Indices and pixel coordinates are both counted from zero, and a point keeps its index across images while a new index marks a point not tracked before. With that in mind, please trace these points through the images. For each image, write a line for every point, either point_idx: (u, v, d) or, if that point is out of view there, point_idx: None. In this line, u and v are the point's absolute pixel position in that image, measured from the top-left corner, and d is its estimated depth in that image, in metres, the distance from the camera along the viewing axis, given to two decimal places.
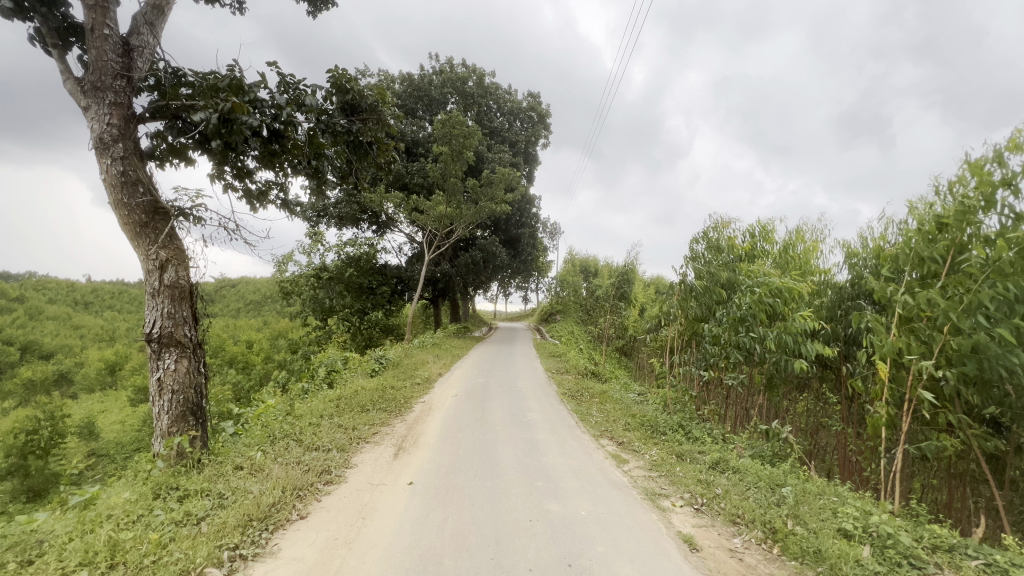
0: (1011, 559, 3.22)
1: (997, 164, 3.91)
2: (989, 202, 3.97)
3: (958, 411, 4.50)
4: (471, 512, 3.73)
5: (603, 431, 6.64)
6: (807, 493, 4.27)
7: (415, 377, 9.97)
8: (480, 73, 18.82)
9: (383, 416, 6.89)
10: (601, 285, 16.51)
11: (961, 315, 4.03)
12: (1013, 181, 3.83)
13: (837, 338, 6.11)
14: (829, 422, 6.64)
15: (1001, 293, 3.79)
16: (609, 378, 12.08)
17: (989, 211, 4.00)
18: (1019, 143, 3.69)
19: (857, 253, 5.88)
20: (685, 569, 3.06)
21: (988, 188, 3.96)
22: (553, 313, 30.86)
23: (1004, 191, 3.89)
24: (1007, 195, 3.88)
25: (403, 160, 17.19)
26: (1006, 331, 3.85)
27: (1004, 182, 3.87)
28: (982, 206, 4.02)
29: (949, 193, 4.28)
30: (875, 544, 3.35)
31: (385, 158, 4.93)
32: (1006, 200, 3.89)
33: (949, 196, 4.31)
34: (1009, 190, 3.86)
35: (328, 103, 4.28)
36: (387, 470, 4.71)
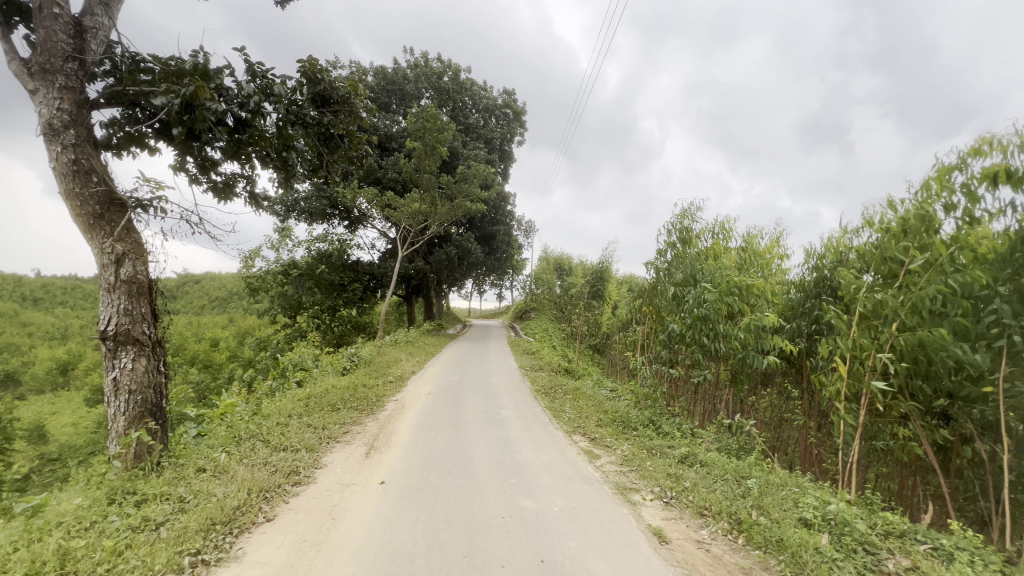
0: (957, 543, 3.42)
1: (957, 170, 4.11)
2: (949, 207, 4.18)
3: (909, 403, 4.77)
4: (444, 510, 3.71)
5: (575, 427, 6.70)
6: (770, 484, 4.42)
7: (388, 375, 9.83)
8: (455, 69, 18.71)
9: (355, 414, 6.77)
10: (576, 283, 16.66)
11: (910, 313, 4.27)
12: (971, 187, 4.05)
13: (801, 334, 6.33)
14: (792, 416, 6.90)
15: (948, 291, 4.03)
16: (581, 375, 12.24)
17: (948, 215, 4.21)
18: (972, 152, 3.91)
19: (819, 253, 6.11)
20: (654, 561, 3.13)
21: (947, 192, 4.18)
22: (527, 311, 30.93)
23: (961, 196, 4.11)
24: (965, 200, 4.09)
25: (375, 154, 16.89)
26: (951, 327, 4.09)
27: (960, 188, 4.10)
28: (940, 210, 4.24)
29: (913, 197, 4.49)
30: (833, 532, 3.50)
31: (358, 151, 4.81)
32: (965, 204, 4.11)
33: (914, 199, 4.52)
34: (968, 195, 4.08)
35: (298, 93, 4.13)
36: (358, 470, 4.63)
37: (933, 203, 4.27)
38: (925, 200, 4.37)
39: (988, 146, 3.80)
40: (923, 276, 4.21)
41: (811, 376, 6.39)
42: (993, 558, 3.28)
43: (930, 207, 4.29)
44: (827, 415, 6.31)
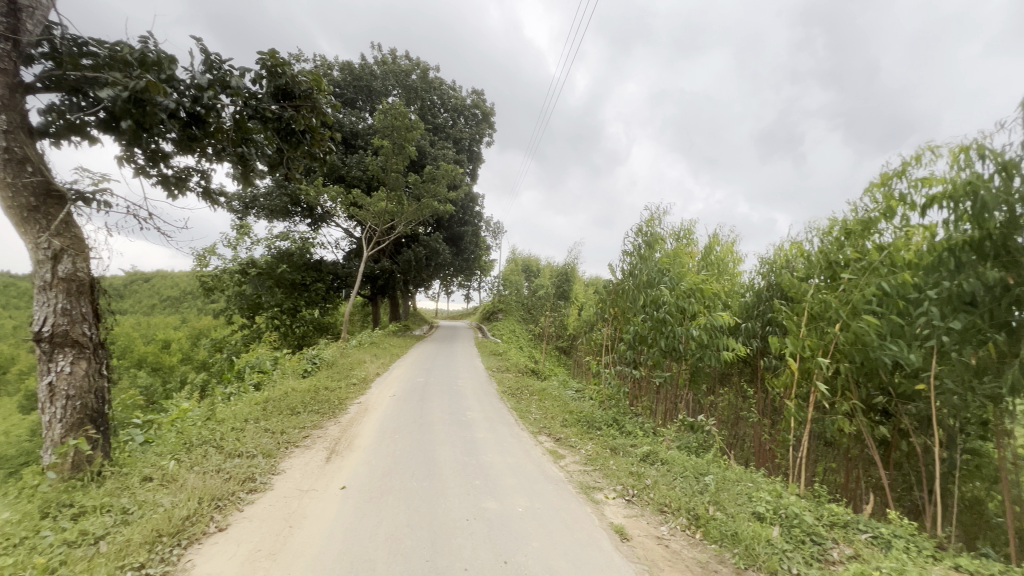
0: (894, 531, 3.65)
1: (895, 179, 4.42)
2: (887, 213, 4.47)
3: (852, 399, 5.07)
4: (407, 514, 3.66)
5: (541, 428, 6.74)
6: (726, 480, 4.59)
7: (351, 377, 9.62)
8: (423, 67, 18.52)
9: (315, 418, 6.57)
10: (543, 285, 16.76)
11: (851, 315, 4.56)
12: (907, 195, 4.35)
13: (756, 335, 6.61)
14: (747, 414, 7.19)
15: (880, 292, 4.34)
16: (548, 376, 12.31)
17: (886, 221, 4.50)
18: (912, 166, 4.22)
19: (772, 258, 6.41)
20: (615, 559, 3.18)
21: (887, 200, 4.47)
22: (493, 311, 30.91)
23: (900, 206, 4.41)
24: (901, 208, 4.40)
25: (340, 151, 16.50)
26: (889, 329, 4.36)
27: (899, 197, 4.41)
28: (879, 216, 4.54)
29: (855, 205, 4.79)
30: (784, 524, 3.66)
31: (321, 148, 4.62)
32: (901, 212, 4.40)
33: (855, 206, 4.82)
34: (905, 203, 4.38)
35: (257, 86, 3.95)
36: (318, 476, 4.49)
37: (873, 211, 4.57)
38: (867, 207, 4.67)
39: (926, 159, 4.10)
40: (864, 279, 4.50)
41: (764, 375, 6.68)
42: (926, 544, 3.52)
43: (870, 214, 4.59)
44: (779, 412, 6.62)
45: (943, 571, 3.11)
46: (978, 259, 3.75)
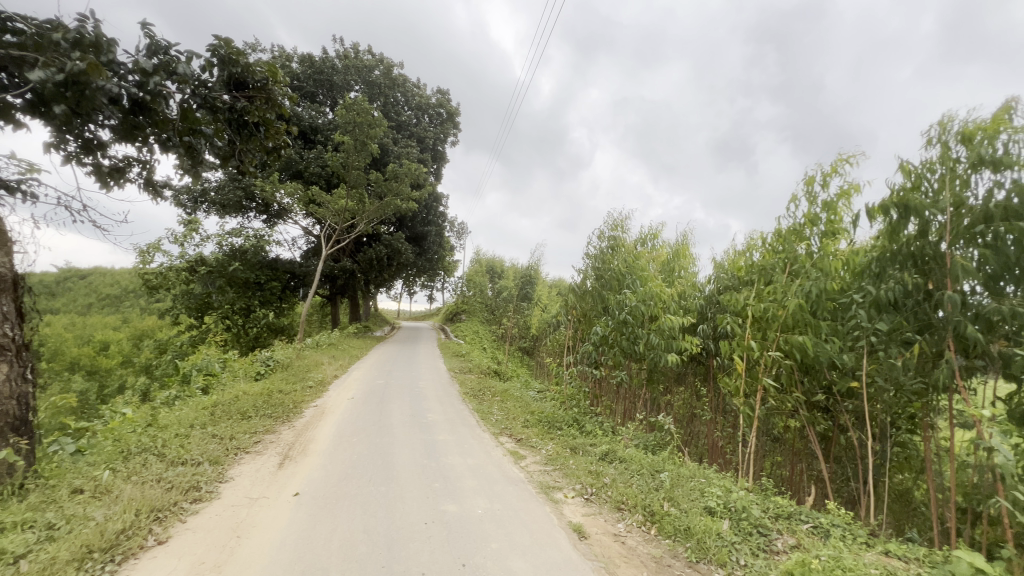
0: (832, 521, 3.88)
1: (822, 188, 4.77)
2: (815, 220, 4.85)
3: (795, 396, 5.37)
4: (363, 520, 3.57)
5: (502, 429, 6.75)
6: (680, 476, 4.74)
7: (307, 379, 9.29)
8: (387, 63, 18.20)
9: (267, 423, 6.30)
10: (507, 286, 16.75)
11: (791, 317, 4.84)
12: (832, 203, 4.72)
13: (710, 336, 6.87)
14: (701, 412, 7.45)
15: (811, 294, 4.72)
16: (510, 377, 12.31)
17: (814, 227, 4.88)
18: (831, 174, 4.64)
19: (725, 261, 6.69)
20: (572, 557, 3.23)
21: (813, 207, 4.84)
22: (457, 313, 30.64)
23: (824, 211, 4.79)
24: (826, 215, 4.79)
25: (298, 146, 15.96)
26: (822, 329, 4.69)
27: (824, 203, 4.78)
28: (809, 222, 4.90)
29: (787, 211, 5.14)
30: (733, 517, 3.82)
31: (276, 141, 4.37)
32: (829, 219, 4.77)
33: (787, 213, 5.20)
34: (830, 210, 4.76)
35: (206, 74, 3.67)
36: (269, 483, 4.31)
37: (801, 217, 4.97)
38: (798, 214, 5.03)
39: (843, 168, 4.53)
40: (800, 282, 4.82)
41: (717, 374, 6.96)
42: (860, 532, 3.76)
43: (802, 220, 4.95)
44: (730, 410, 6.91)
45: (876, 557, 3.32)
46: (901, 265, 4.08)
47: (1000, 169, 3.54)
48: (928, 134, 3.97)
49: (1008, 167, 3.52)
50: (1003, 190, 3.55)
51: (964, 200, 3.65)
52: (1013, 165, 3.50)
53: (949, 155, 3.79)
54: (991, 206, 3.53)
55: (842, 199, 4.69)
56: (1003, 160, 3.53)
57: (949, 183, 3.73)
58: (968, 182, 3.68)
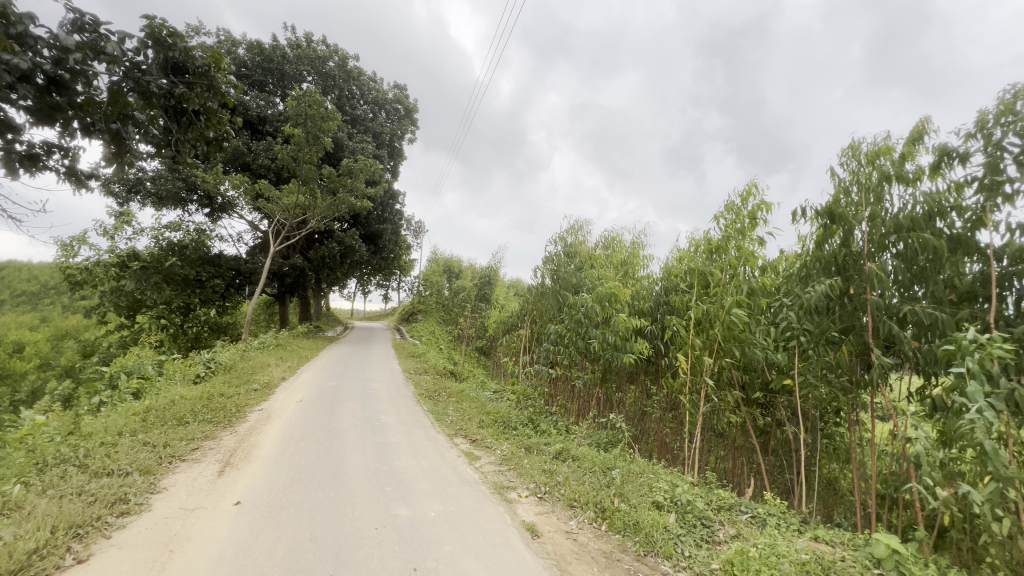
0: (769, 511, 4.12)
1: (742, 205, 5.24)
2: (741, 231, 5.21)
3: (735, 393, 5.66)
4: (309, 528, 3.43)
5: (457, 429, 6.71)
6: (631, 472, 4.88)
7: (251, 382, 8.84)
8: (342, 55, 17.65)
9: (207, 429, 5.94)
10: (465, 287, 16.61)
11: (728, 317, 5.14)
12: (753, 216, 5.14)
13: (659, 335, 7.12)
14: (651, 409, 7.72)
15: (744, 295, 5.03)
16: (466, 377, 12.23)
17: (740, 239, 5.24)
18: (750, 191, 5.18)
19: (672, 264, 6.97)
20: (525, 556, 3.24)
21: (738, 220, 5.22)
22: (413, 313, 30.11)
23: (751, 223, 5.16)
24: (751, 226, 5.17)
25: (244, 137, 15.18)
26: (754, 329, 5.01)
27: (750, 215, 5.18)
28: (737, 233, 5.25)
29: (714, 226, 5.49)
30: (679, 510, 3.97)
31: (219, 132, 3.83)
32: (752, 230, 5.16)
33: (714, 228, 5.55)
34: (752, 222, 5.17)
35: (140, 56, 3.12)
36: (208, 492, 4.07)
37: (730, 228, 5.30)
38: (725, 227, 5.37)
39: (758, 185, 5.10)
40: (735, 284, 5.14)
41: (665, 372, 7.24)
42: (793, 520, 4.02)
43: (729, 232, 5.30)
44: (677, 407, 7.21)
45: (806, 542, 3.55)
46: (828, 271, 4.41)
47: (908, 184, 3.91)
48: (845, 151, 4.32)
49: (914, 183, 3.90)
50: (912, 203, 3.91)
51: (880, 212, 4.00)
52: (918, 181, 3.88)
53: (863, 170, 4.15)
54: (902, 218, 3.89)
55: (761, 215, 5.17)
56: (909, 176, 3.91)
57: (866, 196, 4.08)
58: (882, 194, 4.04)
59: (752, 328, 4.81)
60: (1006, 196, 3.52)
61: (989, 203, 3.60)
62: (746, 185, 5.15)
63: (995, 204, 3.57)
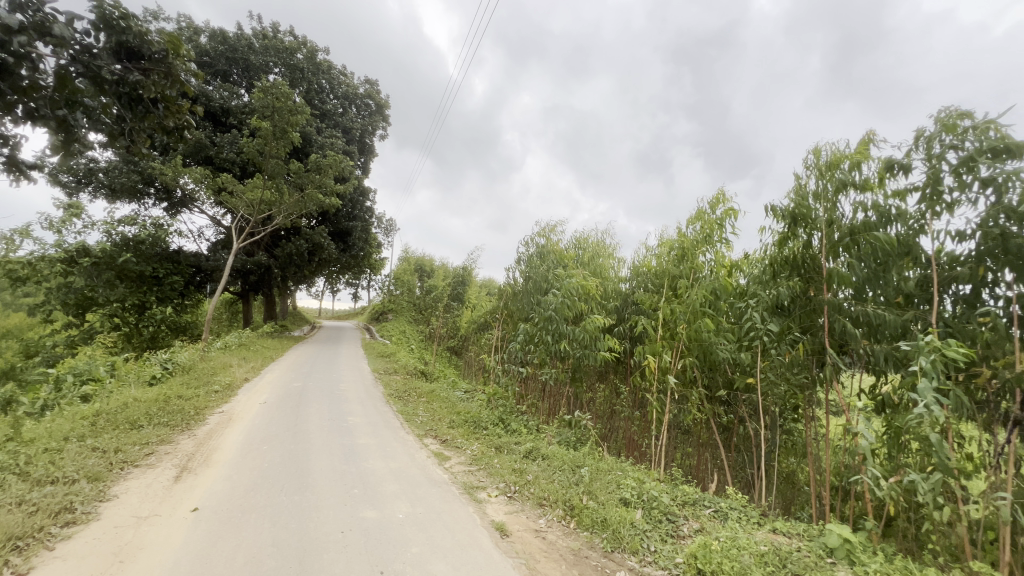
0: (730, 505, 4.26)
1: (710, 211, 5.43)
2: (708, 237, 5.39)
3: (700, 391, 5.83)
4: (271, 533, 3.33)
5: (427, 430, 6.64)
6: (600, 470, 4.96)
7: (212, 383, 8.50)
8: (311, 47, 17.19)
9: (163, 432, 5.67)
10: (437, 286, 16.46)
11: (694, 319, 5.31)
12: (720, 221, 5.34)
13: (627, 335, 7.24)
14: (620, 408, 7.86)
15: (710, 296, 5.20)
16: (437, 377, 12.13)
17: (708, 245, 5.42)
18: (716, 200, 5.38)
19: (641, 265, 7.13)
20: (494, 556, 3.24)
21: (706, 225, 5.40)
22: (383, 312, 29.63)
23: (718, 229, 5.36)
24: (719, 232, 5.36)
25: (206, 128, 14.59)
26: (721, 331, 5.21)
27: (717, 221, 5.37)
28: (706, 238, 5.42)
29: (683, 231, 5.65)
30: (645, 506, 4.06)
31: (178, 121, 3.63)
32: (719, 235, 5.36)
33: (682, 232, 5.71)
34: (719, 228, 5.37)
35: (90, 38, 2.94)
36: (163, 498, 3.89)
37: (700, 233, 5.46)
38: (693, 232, 5.53)
39: (727, 194, 5.31)
40: (701, 287, 5.30)
41: (634, 371, 7.39)
42: (753, 513, 4.17)
43: (699, 237, 5.44)
44: (644, 404, 7.37)
45: (765, 534, 3.69)
46: (787, 273, 4.60)
47: (860, 191, 4.11)
48: (805, 160, 4.50)
49: (866, 191, 4.10)
50: (864, 210, 4.12)
51: (835, 218, 4.20)
52: (870, 189, 4.09)
53: (821, 178, 4.34)
54: (856, 223, 4.10)
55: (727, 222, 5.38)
56: (861, 184, 4.11)
57: (823, 203, 4.27)
58: (838, 201, 4.23)
59: (719, 331, 4.98)
60: (945, 205, 3.75)
61: (930, 212, 3.83)
62: (715, 194, 5.34)
63: (935, 212, 3.80)
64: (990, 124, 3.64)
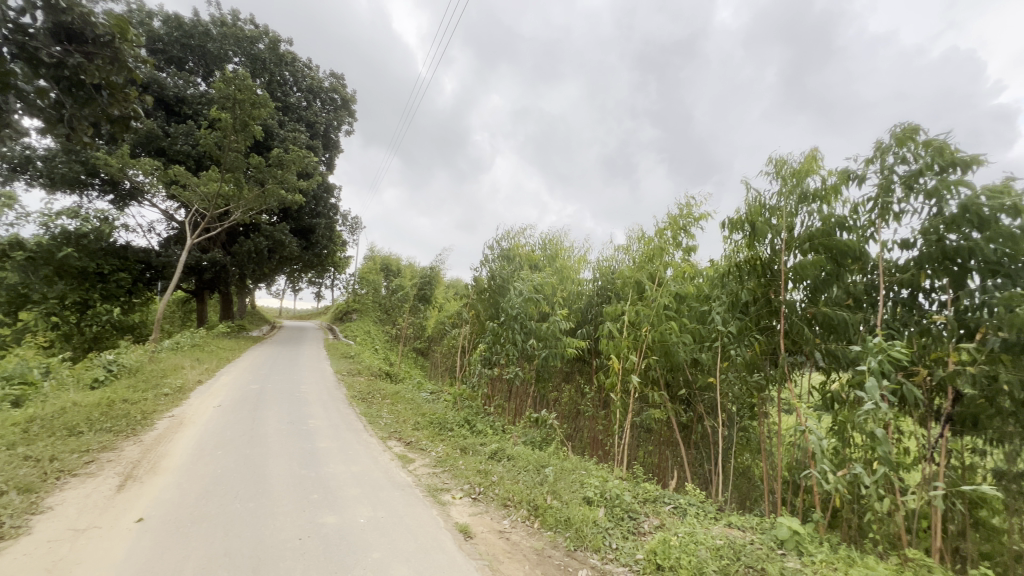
0: (689, 501, 4.39)
1: (674, 216, 5.59)
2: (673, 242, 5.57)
3: (661, 390, 5.99)
4: (224, 542, 3.20)
5: (391, 432, 6.51)
6: (564, 469, 5.00)
7: (161, 385, 8.07)
8: (274, 37, 16.57)
9: (106, 439, 5.33)
10: (403, 286, 16.21)
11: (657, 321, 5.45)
12: (684, 226, 5.52)
13: (592, 336, 7.34)
14: (584, 407, 7.96)
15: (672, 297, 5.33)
16: (401, 378, 11.95)
17: (672, 250, 5.60)
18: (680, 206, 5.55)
19: (607, 268, 7.27)
20: (456, 558, 3.21)
21: (670, 230, 5.55)
22: (347, 312, 28.96)
23: (684, 233, 5.53)
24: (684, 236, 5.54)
25: (159, 118, 13.85)
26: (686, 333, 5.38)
27: (681, 226, 5.54)
28: (670, 242, 5.59)
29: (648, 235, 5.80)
30: (607, 504, 4.12)
31: (126, 109, 3.42)
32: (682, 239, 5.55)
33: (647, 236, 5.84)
34: (683, 231, 5.55)
35: (25, 17, 2.73)
36: (104, 509, 3.66)
37: (665, 238, 5.62)
38: (658, 237, 5.67)
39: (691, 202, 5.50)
40: (663, 289, 5.44)
41: (598, 372, 7.51)
42: (710, 508, 4.31)
43: (663, 241, 5.60)
44: (608, 404, 7.50)
45: (721, 528, 3.82)
46: (746, 278, 4.77)
47: (816, 200, 4.32)
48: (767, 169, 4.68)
49: (821, 199, 4.32)
50: (818, 217, 4.33)
51: (793, 224, 4.40)
52: (826, 198, 4.30)
53: (779, 188, 4.53)
54: (812, 230, 4.30)
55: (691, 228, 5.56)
56: (817, 193, 4.32)
57: (783, 211, 4.46)
58: (797, 209, 4.43)
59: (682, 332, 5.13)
60: (893, 215, 4.00)
61: (880, 220, 4.07)
62: (680, 201, 5.51)
63: (885, 221, 4.04)
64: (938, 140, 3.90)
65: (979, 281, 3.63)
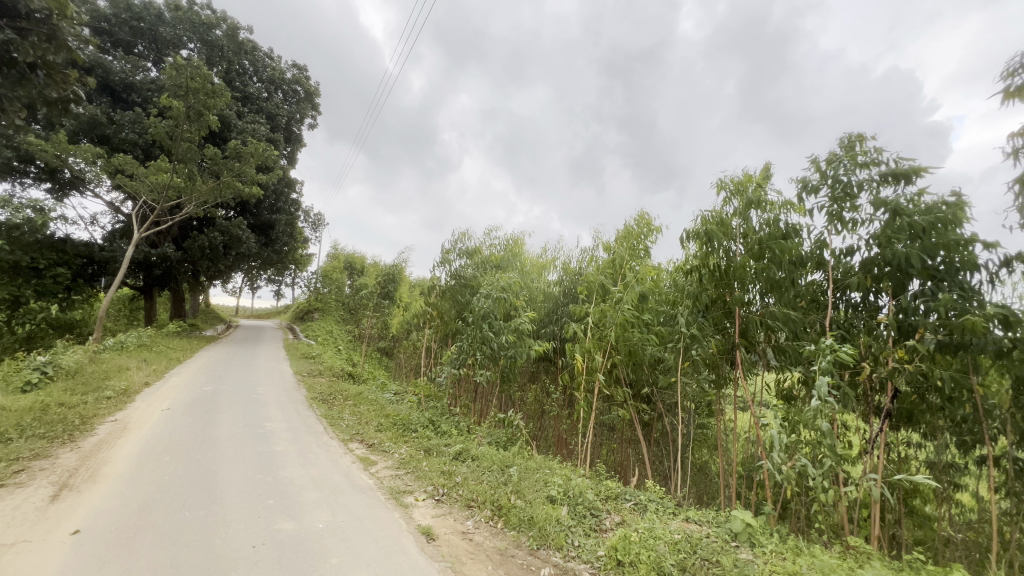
0: (648, 497, 4.50)
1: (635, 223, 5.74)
2: (633, 251, 5.74)
3: (624, 389, 6.09)
4: (170, 552, 3.03)
5: (353, 434, 6.36)
6: (528, 469, 5.03)
7: (103, 388, 7.58)
8: (231, 24, 15.85)
9: (38, 445, 4.96)
10: (367, 285, 15.84)
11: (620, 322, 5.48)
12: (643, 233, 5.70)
13: (557, 336, 7.42)
14: (550, 407, 8.02)
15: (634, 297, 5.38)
16: (365, 379, 11.71)
17: (632, 260, 5.78)
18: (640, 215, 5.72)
19: (572, 269, 7.36)
20: (419, 561, 3.17)
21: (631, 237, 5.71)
22: (308, 312, 28.08)
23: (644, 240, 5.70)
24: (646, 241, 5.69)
25: (104, 104, 13.03)
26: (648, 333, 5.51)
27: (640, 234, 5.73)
28: (631, 249, 5.74)
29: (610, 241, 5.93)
30: (570, 502, 4.17)
31: (67, 92, 3.19)
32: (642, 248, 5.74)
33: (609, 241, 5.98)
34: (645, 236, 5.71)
35: None
36: (36, 521, 3.40)
37: (626, 245, 5.77)
38: (620, 244, 5.82)
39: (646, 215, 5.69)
40: (625, 291, 5.53)
41: (563, 372, 7.58)
42: (668, 503, 4.43)
43: (623, 248, 5.77)
44: (573, 403, 7.60)
45: (679, 523, 3.94)
46: (705, 280, 4.88)
47: (771, 208, 4.52)
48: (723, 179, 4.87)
49: (777, 207, 4.51)
50: (773, 224, 4.53)
51: (750, 230, 4.56)
52: (780, 207, 4.50)
53: (737, 196, 4.69)
54: (767, 236, 4.47)
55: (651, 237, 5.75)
56: (772, 202, 4.52)
57: (741, 217, 4.62)
58: (754, 215, 4.60)
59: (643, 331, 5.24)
60: (843, 223, 4.23)
61: (831, 228, 4.30)
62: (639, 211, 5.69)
63: (836, 229, 4.27)
64: (885, 154, 4.17)
65: (918, 285, 3.88)
